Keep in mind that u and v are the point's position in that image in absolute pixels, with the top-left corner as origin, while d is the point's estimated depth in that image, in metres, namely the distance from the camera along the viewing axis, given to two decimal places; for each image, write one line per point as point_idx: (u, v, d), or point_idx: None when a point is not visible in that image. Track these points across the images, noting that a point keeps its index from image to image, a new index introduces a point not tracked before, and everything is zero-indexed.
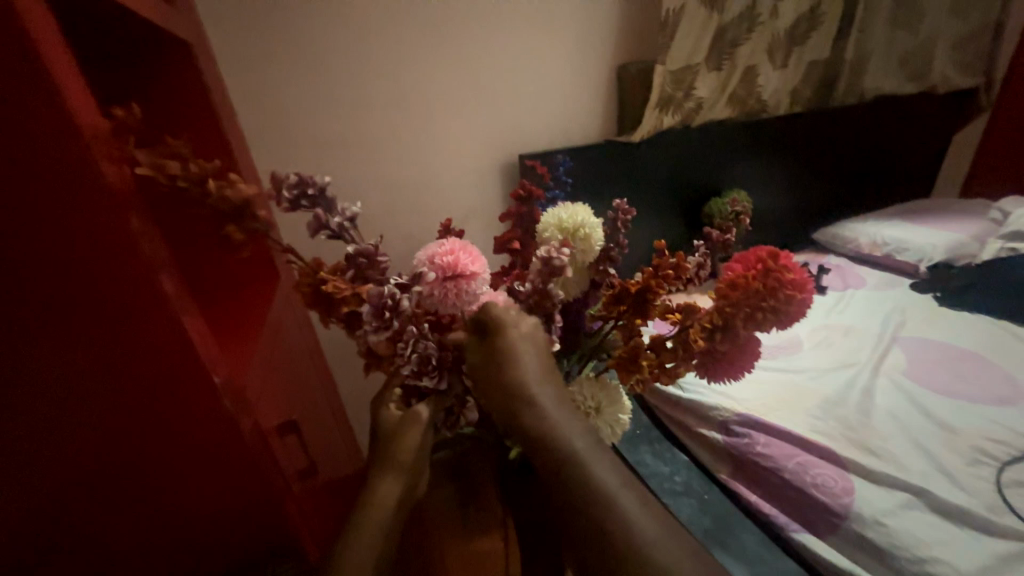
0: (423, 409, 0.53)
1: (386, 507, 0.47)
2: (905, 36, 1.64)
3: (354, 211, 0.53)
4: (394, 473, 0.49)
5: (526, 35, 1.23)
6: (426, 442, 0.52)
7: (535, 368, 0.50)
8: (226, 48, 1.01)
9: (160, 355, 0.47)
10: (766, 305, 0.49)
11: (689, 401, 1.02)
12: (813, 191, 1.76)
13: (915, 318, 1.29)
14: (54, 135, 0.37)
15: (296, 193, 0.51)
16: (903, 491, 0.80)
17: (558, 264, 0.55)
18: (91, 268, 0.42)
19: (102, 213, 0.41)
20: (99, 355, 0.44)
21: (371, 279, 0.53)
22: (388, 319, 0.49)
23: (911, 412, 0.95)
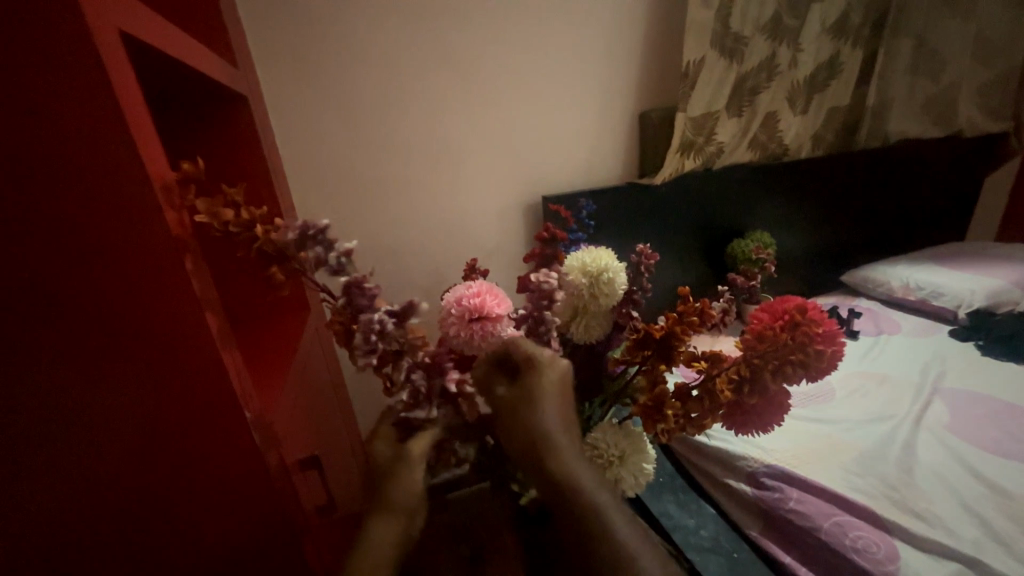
0: (415, 445, 0.51)
1: (384, 549, 0.45)
2: (928, 83, 1.65)
3: (349, 246, 0.51)
4: (389, 514, 0.47)
5: (552, 85, 1.30)
6: (420, 481, 0.50)
7: (558, 416, 0.50)
8: (276, 99, 1.11)
9: (201, 390, 0.49)
10: (794, 358, 0.49)
11: (715, 449, 0.98)
12: (840, 234, 1.74)
13: (956, 367, 1.22)
14: (129, 186, 0.41)
15: (300, 235, 0.50)
16: (954, 561, 0.73)
17: (546, 287, 0.58)
18: (147, 306, 0.45)
19: (162, 255, 0.44)
20: (146, 388, 0.47)
21: (364, 309, 0.52)
22: (374, 344, 0.50)
23: (959, 472, 0.89)
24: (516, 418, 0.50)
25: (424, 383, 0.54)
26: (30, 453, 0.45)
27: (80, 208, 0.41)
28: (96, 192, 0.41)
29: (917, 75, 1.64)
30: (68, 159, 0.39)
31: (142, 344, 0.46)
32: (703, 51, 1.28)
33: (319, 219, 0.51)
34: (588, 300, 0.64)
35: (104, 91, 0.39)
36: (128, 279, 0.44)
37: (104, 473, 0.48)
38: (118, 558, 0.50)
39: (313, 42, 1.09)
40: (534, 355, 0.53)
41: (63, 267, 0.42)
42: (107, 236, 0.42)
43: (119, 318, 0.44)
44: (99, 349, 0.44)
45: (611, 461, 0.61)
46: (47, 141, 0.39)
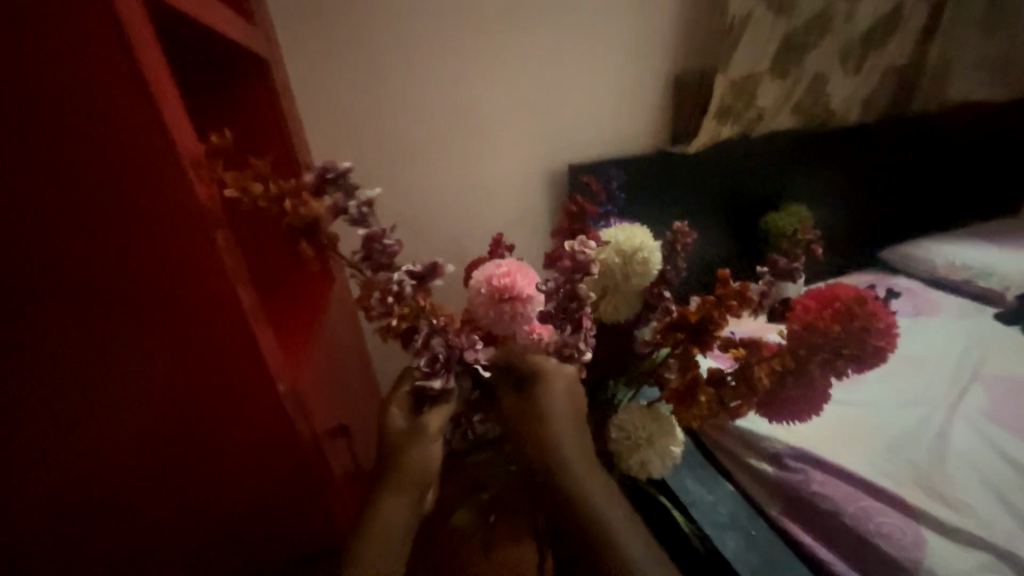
0: (430, 421, 0.52)
1: (394, 523, 0.47)
2: (1000, 39, 1.50)
3: (370, 197, 0.49)
4: (401, 490, 0.48)
5: (581, 44, 1.22)
6: (432, 457, 0.51)
7: (567, 426, 0.51)
8: (298, 61, 1.08)
9: (233, 362, 0.50)
10: (843, 352, 0.46)
11: (738, 428, 0.97)
12: (883, 207, 1.64)
13: (999, 353, 1.16)
14: (158, 160, 0.41)
15: (320, 179, 0.49)
16: (980, 550, 0.73)
17: (583, 260, 0.52)
18: (182, 282, 0.45)
19: (192, 232, 0.44)
20: (182, 359, 0.48)
21: (382, 266, 0.50)
22: (390, 305, 0.50)
23: (996, 462, 0.86)
24: (532, 431, 0.51)
25: (445, 350, 0.52)
26: (72, 417, 0.46)
27: (113, 182, 0.40)
28: (121, 164, 0.40)
29: (987, 31, 1.49)
30: (91, 127, 0.38)
31: (177, 319, 0.46)
32: (748, 6, 1.18)
33: (340, 161, 0.49)
34: (620, 280, 0.62)
35: (124, 56, 0.37)
36: (159, 253, 0.44)
37: (143, 437, 0.50)
38: (159, 513, 0.53)
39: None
40: (537, 366, 0.54)
41: (93, 239, 0.42)
42: (136, 209, 0.42)
43: (151, 291, 0.45)
44: (134, 320, 0.45)
45: (638, 443, 0.61)
46: (69, 107, 0.38)
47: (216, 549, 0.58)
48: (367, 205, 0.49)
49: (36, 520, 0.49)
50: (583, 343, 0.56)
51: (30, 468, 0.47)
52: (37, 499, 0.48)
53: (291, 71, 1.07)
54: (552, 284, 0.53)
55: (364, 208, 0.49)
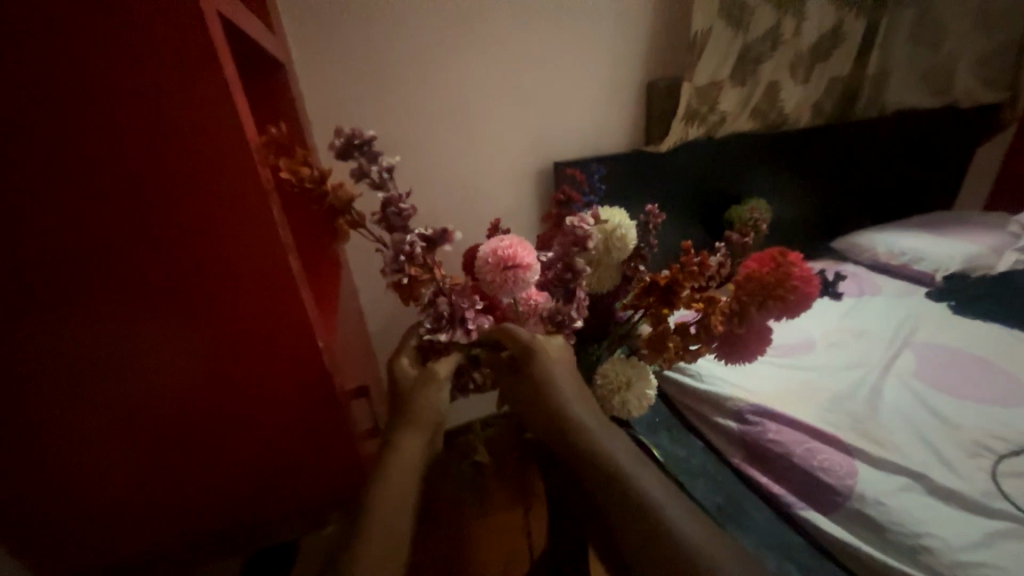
0: (438, 368, 0.63)
1: (412, 457, 0.55)
2: (927, 53, 1.71)
3: (392, 163, 0.60)
4: (414, 429, 0.58)
5: (563, 52, 1.34)
6: (437, 400, 0.61)
7: (566, 383, 0.60)
8: (305, 65, 1.16)
9: (283, 323, 0.57)
10: (774, 297, 0.59)
11: (706, 392, 1.11)
12: (833, 202, 1.82)
13: (928, 324, 1.34)
14: (228, 144, 0.49)
15: (345, 144, 0.60)
16: (903, 475, 0.87)
17: (581, 232, 0.64)
18: (242, 250, 0.53)
19: (254, 206, 0.51)
20: (239, 320, 0.55)
21: (397, 228, 0.60)
22: (401, 264, 0.59)
23: (918, 409, 1.02)
24: (535, 389, 0.59)
25: (448, 308, 0.62)
26: (144, 370, 0.54)
27: (191, 162, 0.48)
28: (201, 148, 0.48)
29: (918, 45, 1.69)
30: (180, 118, 0.46)
31: (237, 282, 0.54)
32: (711, 21, 1.33)
33: (366, 132, 0.60)
34: (603, 255, 0.74)
35: (207, 60, 0.45)
36: (227, 225, 0.51)
37: (203, 390, 0.57)
38: (214, 456, 0.61)
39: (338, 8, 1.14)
40: (529, 343, 0.62)
41: (172, 212, 0.49)
42: (208, 187, 0.49)
43: (217, 258, 0.52)
44: (201, 284, 0.53)
45: (618, 387, 0.73)
46: (162, 101, 0.45)
47: (257, 492, 0.66)
48: (388, 171, 0.60)
49: (114, 458, 0.57)
50: (574, 312, 0.68)
51: (109, 413, 0.54)
52: (114, 439, 0.56)
53: (299, 74, 1.16)
54: (556, 253, 0.66)
55: (385, 173, 0.60)
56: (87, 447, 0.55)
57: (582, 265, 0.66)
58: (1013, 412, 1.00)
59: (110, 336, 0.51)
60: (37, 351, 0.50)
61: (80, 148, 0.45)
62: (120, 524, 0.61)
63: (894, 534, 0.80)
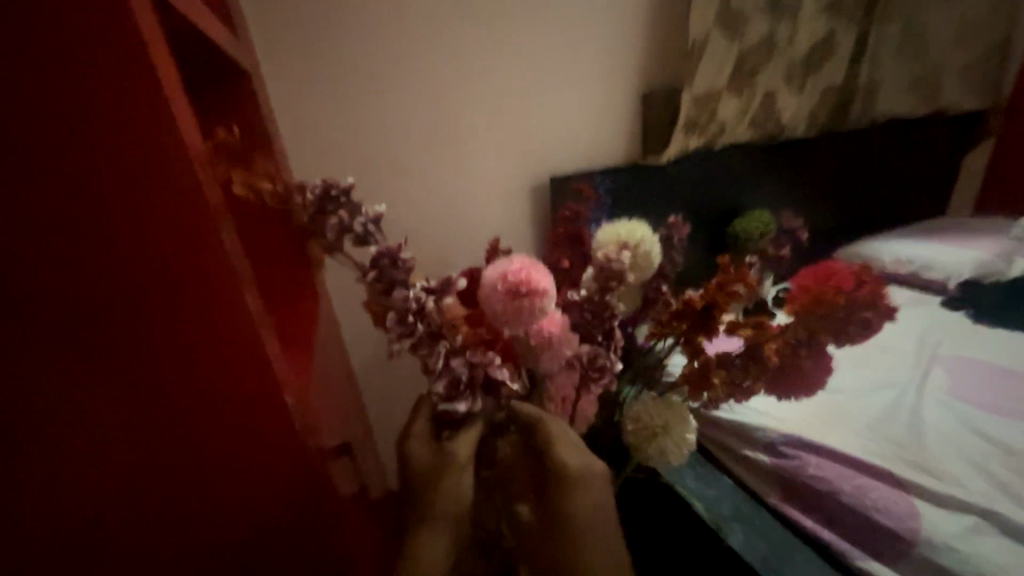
0: (457, 450, 0.51)
1: (434, 564, 0.49)
2: (914, 62, 1.71)
3: (377, 211, 0.48)
4: (433, 527, 0.50)
5: (556, 63, 1.28)
6: (463, 491, 0.50)
7: (598, 494, 0.52)
8: (277, 79, 1.08)
9: (239, 379, 0.44)
10: (857, 317, 0.49)
11: (729, 422, 1.00)
12: (833, 212, 1.78)
13: (951, 335, 1.27)
14: (156, 148, 0.37)
15: (320, 196, 0.48)
16: (969, 515, 0.77)
17: (615, 266, 0.56)
18: (182, 287, 0.40)
19: (195, 230, 0.40)
20: (184, 377, 0.43)
21: (397, 284, 0.48)
22: (410, 323, 0.49)
23: (965, 432, 0.93)
24: (561, 506, 0.51)
25: (466, 370, 0.51)
26: (50, 439, 0.41)
27: (108, 173, 0.37)
28: (122, 152, 0.37)
29: (906, 54, 1.69)
30: (96, 113, 0.36)
31: (176, 327, 0.41)
32: (706, 29, 1.30)
33: (341, 178, 0.49)
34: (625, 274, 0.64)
35: (130, 34, 0.35)
36: (160, 254, 0.39)
37: (132, 464, 0.44)
38: (145, 552, 0.47)
39: (316, 19, 1.07)
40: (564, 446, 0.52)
41: (89, 237, 0.38)
42: (136, 205, 0.38)
43: (153, 298, 0.40)
44: (128, 328, 0.40)
45: (655, 431, 0.62)
46: (73, 90, 0.35)
47: None
48: (375, 221, 0.48)
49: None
50: (613, 356, 0.58)
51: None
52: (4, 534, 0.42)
53: (271, 89, 1.08)
54: (585, 294, 0.58)
55: (371, 224, 0.48)
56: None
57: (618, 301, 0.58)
58: None
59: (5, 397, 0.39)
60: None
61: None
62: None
63: None
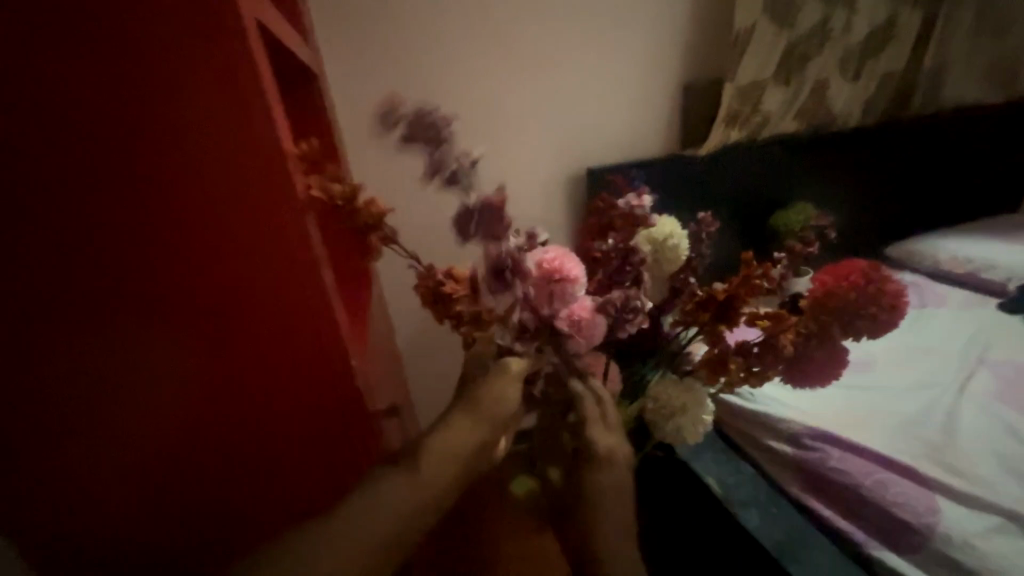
0: (512, 363, 0.58)
1: (463, 453, 0.51)
2: (989, 46, 1.59)
3: (474, 154, 0.54)
4: (478, 419, 0.53)
5: (596, 57, 1.31)
6: (512, 391, 0.56)
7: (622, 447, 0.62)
8: (339, 78, 1.19)
9: (313, 347, 0.50)
10: (864, 314, 0.52)
11: (755, 412, 1.01)
12: (886, 207, 1.70)
13: (1006, 340, 1.22)
14: (253, 150, 0.42)
15: (421, 129, 0.53)
16: (994, 515, 0.78)
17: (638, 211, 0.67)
18: (266, 267, 0.46)
19: (283, 221, 0.45)
20: (273, 349, 0.49)
21: (495, 236, 0.54)
22: (507, 277, 0.54)
23: (1001, 435, 0.92)
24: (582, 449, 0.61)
25: (529, 321, 0.59)
26: (154, 403, 0.48)
27: (209, 172, 0.42)
28: (222, 147, 0.42)
29: (981, 35, 1.57)
30: (206, 119, 0.41)
31: (261, 302, 0.47)
32: (753, 18, 1.27)
33: (441, 119, 0.55)
34: (652, 265, 0.69)
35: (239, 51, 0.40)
36: (254, 242, 0.45)
37: (222, 425, 0.51)
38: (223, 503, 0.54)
39: (375, 22, 1.16)
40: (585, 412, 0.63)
41: (197, 224, 0.44)
42: (234, 195, 0.43)
43: (247, 279, 0.47)
44: (221, 304, 0.46)
45: (672, 411, 0.67)
46: (186, 101, 0.40)
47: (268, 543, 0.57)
48: (469, 163, 0.54)
49: (116, 502, 0.50)
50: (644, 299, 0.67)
51: (113, 451, 0.48)
52: (118, 481, 0.49)
53: (333, 86, 1.18)
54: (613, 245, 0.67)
55: (464, 166, 0.55)
56: (90, 487, 0.48)
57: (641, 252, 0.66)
58: None
59: (126, 365, 0.46)
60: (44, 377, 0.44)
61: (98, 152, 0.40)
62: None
63: None
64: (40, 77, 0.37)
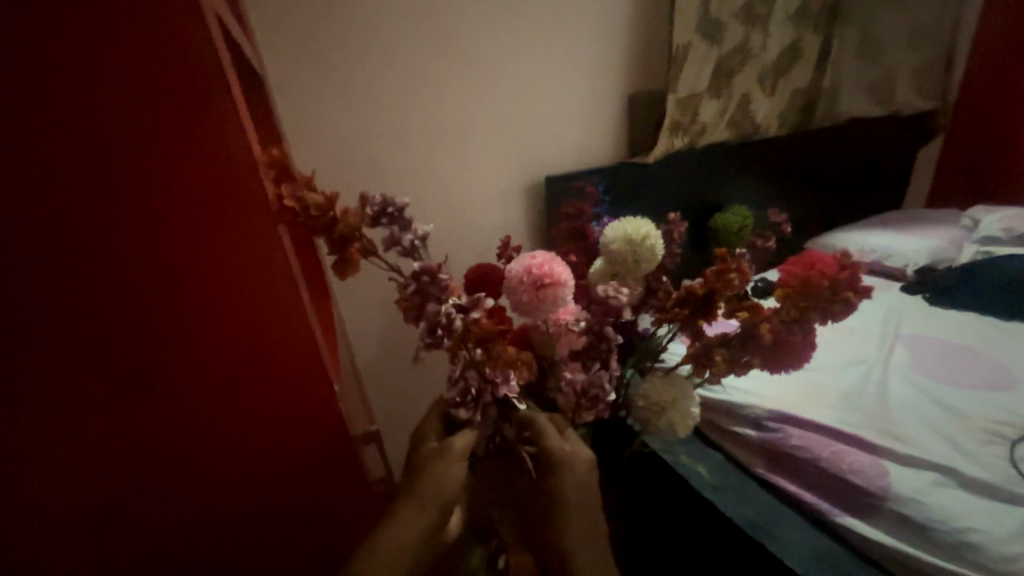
0: (455, 442, 0.56)
1: (406, 551, 0.48)
2: (873, 66, 1.85)
3: (425, 231, 0.57)
4: (419, 507, 0.51)
5: (547, 66, 1.33)
6: (455, 477, 0.53)
7: (580, 518, 0.56)
8: (280, 79, 1.08)
9: (288, 342, 0.56)
10: (842, 298, 0.56)
11: (719, 401, 1.07)
12: (802, 205, 1.90)
13: (910, 317, 1.40)
14: (230, 164, 0.48)
15: (378, 211, 0.56)
16: (931, 471, 0.87)
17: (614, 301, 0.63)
18: (241, 273, 0.52)
19: (257, 230, 0.51)
20: (256, 342, 0.55)
21: (432, 297, 0.55)
22: (439, 336, 0.54)
23: (924, 401, 1.05)
24: (549, 508, 0.56)
25: (475, 386, 0.58)
26: None
27: (194, 186, 0.48)
28: (203, 168, 0.47)
29: (865, 58, 1.82)
30: (193, 139, 0.46)
31: (240, 305, 0.53)
32: (687, 36, 1.38)
33: (399, 197, 0.56)
34: (630, 264, 0.69)
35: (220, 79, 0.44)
36: (230, 253, 0.51)
37: None
38: None
39: (319, 22, 1.08)
40: (555, 456, 0.56)
41: (185, 231, 0.49)
42: (214, 210, 0.49)
43: (230, 279, 0.52)
44: (201, 306, 0.52)
45: (663, 406, 0.69)
46: (176, 124, 0.46)
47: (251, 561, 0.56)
48: (421, 239, 0.57)
49: (137, 477, 0.57)
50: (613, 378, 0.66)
51: None
52: None
53: (275, 89, 1.08)
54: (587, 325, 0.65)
55: (417, 242, 0.57)
56: (115, 464, 0.55)
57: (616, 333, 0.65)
58: (1006, 396, 1.05)
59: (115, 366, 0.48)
60: (63, 370, 0.50)
61: (102, 169, 0.45)
62: (141, 546, 0.60)
63: (933, 532, 0.79)
64: (54, 104, 0.42)
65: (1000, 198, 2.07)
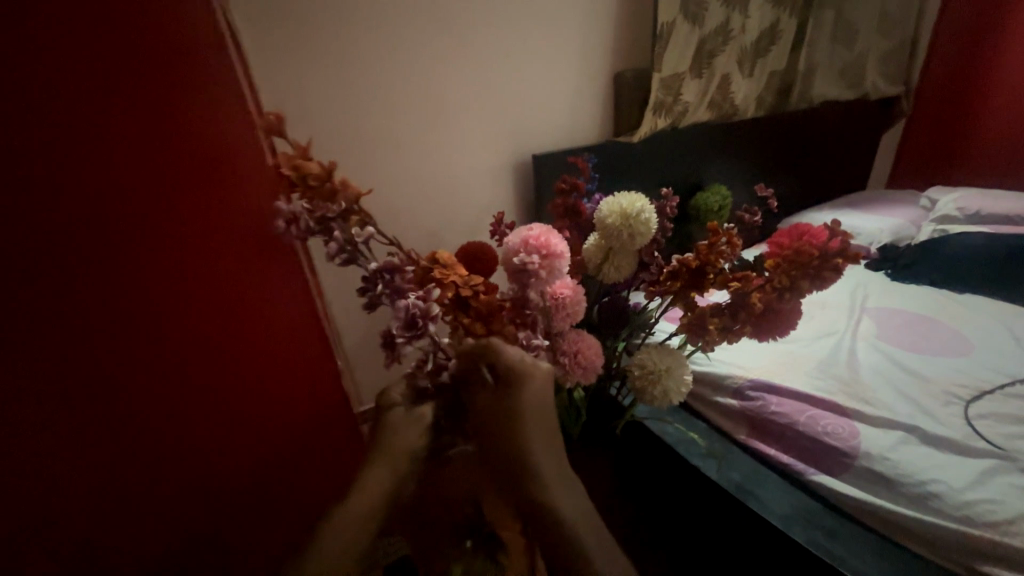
0: (425, 412, 0.53)
1: (374, 497, 0.46)
2: (843, 50, 1.90)
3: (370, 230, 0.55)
4: (384, 465, 0.48)
5: (534, 38, 1.30)
6: (419, 440, 0.51)
7: (537, 437, 0.49)
8: (253, 37, 1.00)
9: None
10: (831, 264, 0.58)
11: (704, 372, 1.12)
12: (776, 187, 1.96)
13: (876, 291, 1.49)
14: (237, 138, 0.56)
15: (312, 220, 0.53)
16: (896, 430, 0.95)
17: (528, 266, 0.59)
18: None
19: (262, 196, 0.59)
20: None
21: (400, 291, 0.54)
22: (418, 325, 0.53)
23: (892, 368, 1.12)
24: (511, 433, 0.49)
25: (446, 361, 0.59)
26: None
27: None
28: None
29: (835, 42, 1.87)
30: None
31: None
32: (672, 16, 1.38)
33: (343, 202, 0.54)
34: (624, 240, 0.70)
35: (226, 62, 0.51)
36: None
37: None
38: None
39: None
40: (514, 372, 0.52)
41: None
42: None
43: None
44: None
45: (659, 374, 0.71)
46: None
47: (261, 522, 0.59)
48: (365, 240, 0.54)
49: None
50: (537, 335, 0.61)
51: None
52: None
53: (249, 50, 1.00)
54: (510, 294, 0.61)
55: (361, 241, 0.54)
56: None
57: (535, 295, 0.61)
58: (963, 361, 1.14)
59: None
60: None
61: None
62: None
63: (898, 484, 0.86)
64: None
65: (956, 179, 2.19)
